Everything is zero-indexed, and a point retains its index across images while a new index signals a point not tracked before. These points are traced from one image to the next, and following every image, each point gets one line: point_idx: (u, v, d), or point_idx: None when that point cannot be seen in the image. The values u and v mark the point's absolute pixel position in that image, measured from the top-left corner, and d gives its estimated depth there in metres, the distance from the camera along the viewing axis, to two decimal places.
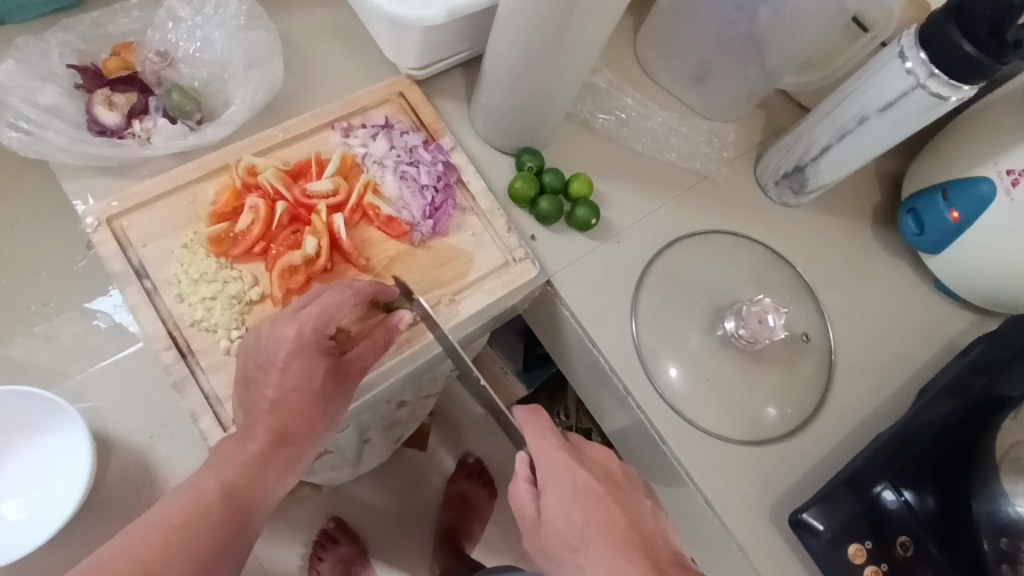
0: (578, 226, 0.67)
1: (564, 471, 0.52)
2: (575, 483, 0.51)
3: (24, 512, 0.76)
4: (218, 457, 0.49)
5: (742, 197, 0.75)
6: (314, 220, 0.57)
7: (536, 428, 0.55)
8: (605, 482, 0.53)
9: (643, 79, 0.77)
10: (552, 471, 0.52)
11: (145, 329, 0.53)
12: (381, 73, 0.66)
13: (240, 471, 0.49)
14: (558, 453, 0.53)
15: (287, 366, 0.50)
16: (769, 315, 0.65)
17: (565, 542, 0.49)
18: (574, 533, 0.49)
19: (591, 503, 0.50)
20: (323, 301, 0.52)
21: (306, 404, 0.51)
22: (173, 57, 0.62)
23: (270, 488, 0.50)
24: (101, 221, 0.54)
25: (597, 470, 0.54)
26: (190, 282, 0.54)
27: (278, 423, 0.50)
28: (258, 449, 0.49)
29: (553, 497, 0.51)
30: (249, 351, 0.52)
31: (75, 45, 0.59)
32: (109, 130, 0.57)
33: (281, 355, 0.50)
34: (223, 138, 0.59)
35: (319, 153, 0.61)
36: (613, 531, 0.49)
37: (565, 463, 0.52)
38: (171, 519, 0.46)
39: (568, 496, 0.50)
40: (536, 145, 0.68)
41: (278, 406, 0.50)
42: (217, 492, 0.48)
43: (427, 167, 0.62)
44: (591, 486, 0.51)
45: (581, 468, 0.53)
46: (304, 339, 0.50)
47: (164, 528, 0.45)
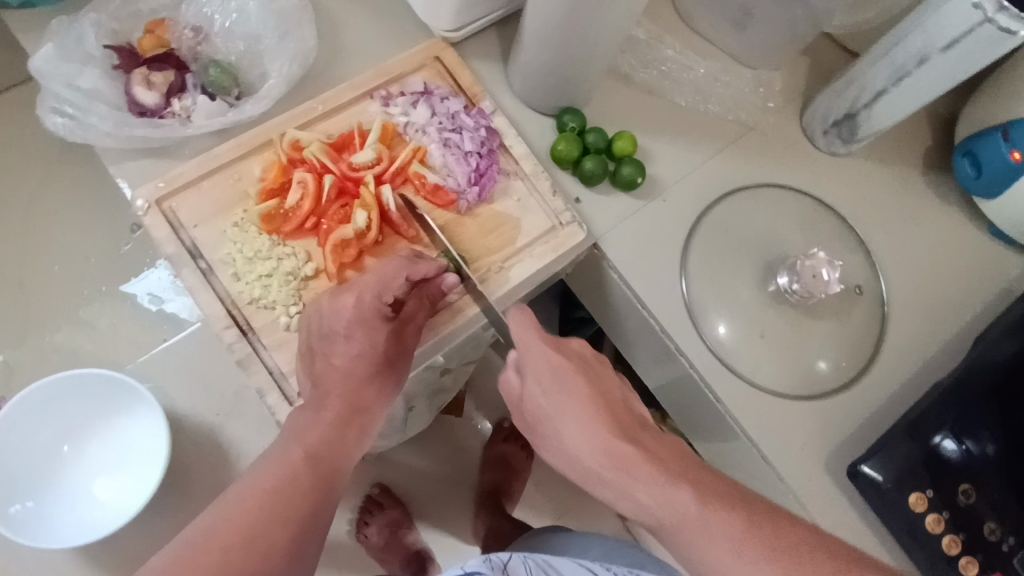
0: (623, 185, 0.65)
1: (542, 356, 0.50)
2: (551, 364, 0.50)
3: (109, 492, 0.79)
4: (297, 427, 0.50)
5: (789, 147, 0.73)
6: (362, 193, 0.56)
7: (522, 322, 0.52)
8: (579, 360, 0.51)
9: (683, 29, 0.74)
10: (532, 356, 0.51)
11: (205, 310, 0.53)
12: (416, 36, 0.64)
13: (321, 437, 0.50)
14: (533, 337, 0.51)
15: (351, 334, 0.52)
16: (824, 269, 0.64)
17: (542, 412, 0.49)
18: (550, 405, 0.49)
19: (563, 378, 0.49)
20: (381, 270, 0.52)
21: (373, 368, 0.53)
22: (207, 32, 0.60)
23: (346, 454, 0.51)
24: (152, 204, 0.54)
25: (572, 350, 0.52)
26: (245, 261, 0.54)
27: (349, 392, 0.52)
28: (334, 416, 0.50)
29: (530, 377, 0.50)
30: (310, 323, 0.52)
31: (109, 26, 0.58)
32: (149, 111, 0.57)
33: (345, 324, 0.52)
34: (263, 112, 0.58)
35: (360, 124, 0.59)
36: (582, 396, 0.48)
37: (542, 346, 0.51)
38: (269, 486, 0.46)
39: (545, 381, 0.49)
40: (576, 104, 0.66)
41: (347, 375, 0.52)
42: (303, 458, 0.48)
43: (470, 133, 0.61)
44: (565, 365, 0.50)
45: (558, 353, 0.51)
46: (365, 307, 0.52)
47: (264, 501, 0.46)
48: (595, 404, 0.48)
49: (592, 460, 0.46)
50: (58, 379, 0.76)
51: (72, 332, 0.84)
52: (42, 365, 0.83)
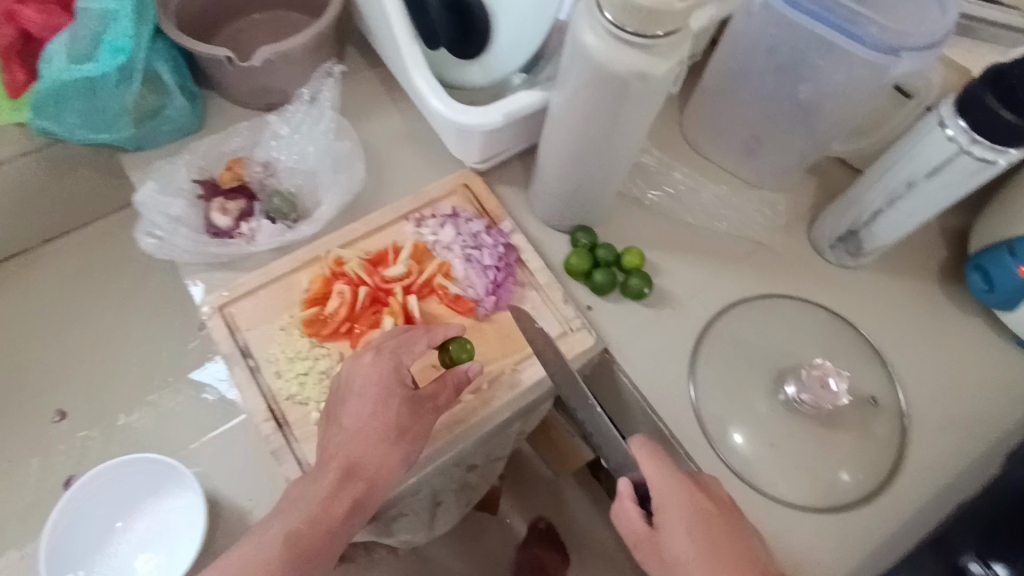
0: (632, 295, 0.70)
1: (681, 493, 0.53)
2: (692, 504, 0.53)
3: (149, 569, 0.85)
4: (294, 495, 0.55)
5: (797, 261, 0.76)
6: (391, 301, 0.64)
7: (646, 453, 0.55)
8: (720, 505, 0.55)
9: (692, 155, 0.81)
10: (666, 492, 0.54)
11: (248, 403, 0.60)
12: (449, 168, 0.74)
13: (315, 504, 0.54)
14: (674, 481, 0.54)
15: (364, 393, 0.57)
16: (832, 379, 0.66)
17: (681, 563, 0.52)
18: (693, 558, 0.51)
19: (710, 529, 0.52)
20: (403, 338, 0.60)
21: (378, 437, 0.55)
22: (275, 167, 0.73)
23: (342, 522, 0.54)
24: (215, 309, 0.63)
25: (714, 493, 0.56)
26: (287, 360, 0.61)
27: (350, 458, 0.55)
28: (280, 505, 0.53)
29: (670, 520, 0.53)
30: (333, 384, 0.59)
31: (198, 164, 0.71)
32: (222, 231, 0.68)
33: (359, 385, 0.57)
34: (316, 233, 0.69)
35: (395, 242, 0.68)
36: (721, 543, 0.52)
37: (682, 485, 0.54)
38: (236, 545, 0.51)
39: (693, 526, 0.52)
40: (589, 223, 0.73)
41: (352, 438, 0.56)
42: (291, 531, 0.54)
43: (490, 249, 0.68)
44: (706, 507, 0.53)
45: (700, 492, 0.54)
46: (383, 370, 0.57)
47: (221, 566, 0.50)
48: (741, 564, 0.51)
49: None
50: (117, 461, 0.85)
51: (139, 418, 0.93)
52: (111, 448, 0.92)
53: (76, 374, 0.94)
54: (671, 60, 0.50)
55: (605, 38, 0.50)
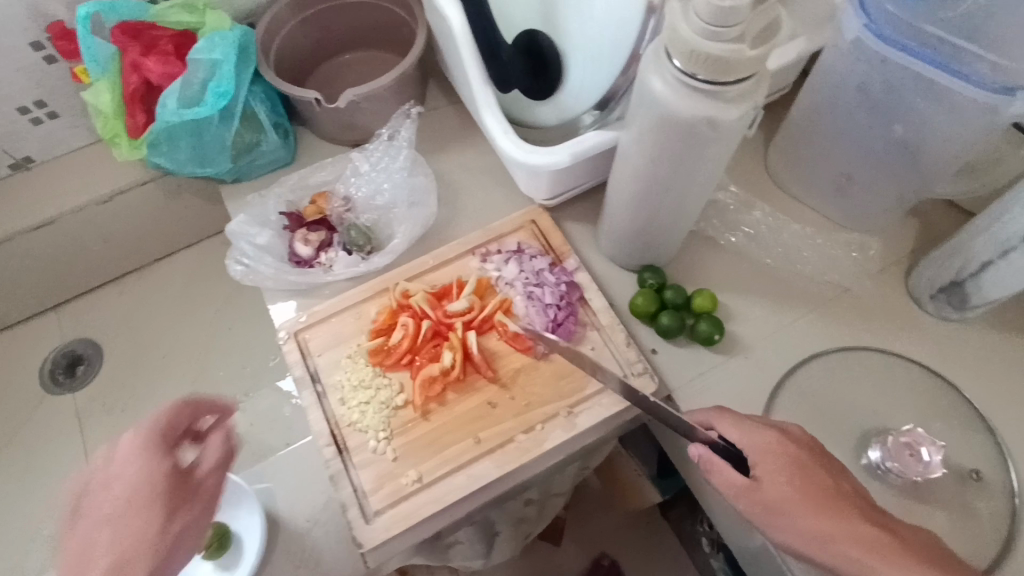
0: (701, 341, 0.67)
1: (769, 445, 0.51)
2: (784, 455, 0.50)
3: None
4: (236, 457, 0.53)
5: (890, 311, 0.70)
6: (451, 336, 0.65)
7: (728, 419, 0.54)
8: (808, 451, 0.51)
9: (775, 192, 0.77)
10: (754, 445, 0.51)
11: (313, 427, 0.63)
12: (518, 204, 0.75)
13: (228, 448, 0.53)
14: (756, 437, 0.52)
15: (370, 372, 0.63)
16: (924, 449, 0.61)
17: (776, 504, 0.48)
18: (787, 498, 0.48)
19: (799, 470, 0.49)
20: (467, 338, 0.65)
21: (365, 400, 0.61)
22: (353, 202, 0.76)
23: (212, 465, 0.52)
24: (290, 334, 0.67)
25: (798, 440, 0.52)
26: (351, 388, 0.64)
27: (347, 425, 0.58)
28: (191, 509, 0.50)
29: (765, 470, 0.50)
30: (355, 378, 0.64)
31: (287, 197, 0.76)
32: (303, 260, 0.72)
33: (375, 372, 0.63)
34: (386, 264, 0.71)
35: (460, 277, 0.70)
36: (814, 480, 0.49)
37: (768, 439, 0.51)
38: (106, 504, 0.48)
39: (788, 469, 0.49)
40: (657, 263, 0.71)
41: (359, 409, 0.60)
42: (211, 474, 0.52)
43: (552, 287, 0.68)
44: (798, 458, 0.50)
45: (787, 441, 0.51)
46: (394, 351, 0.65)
47: (124, 548, 0.46)
48: (838, 505, 0.47)
49: (859, 554, 0.45)
50: None
51: None
52: None
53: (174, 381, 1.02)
54: (743, 106, 0.48)
55: (673, 84, 0.48)
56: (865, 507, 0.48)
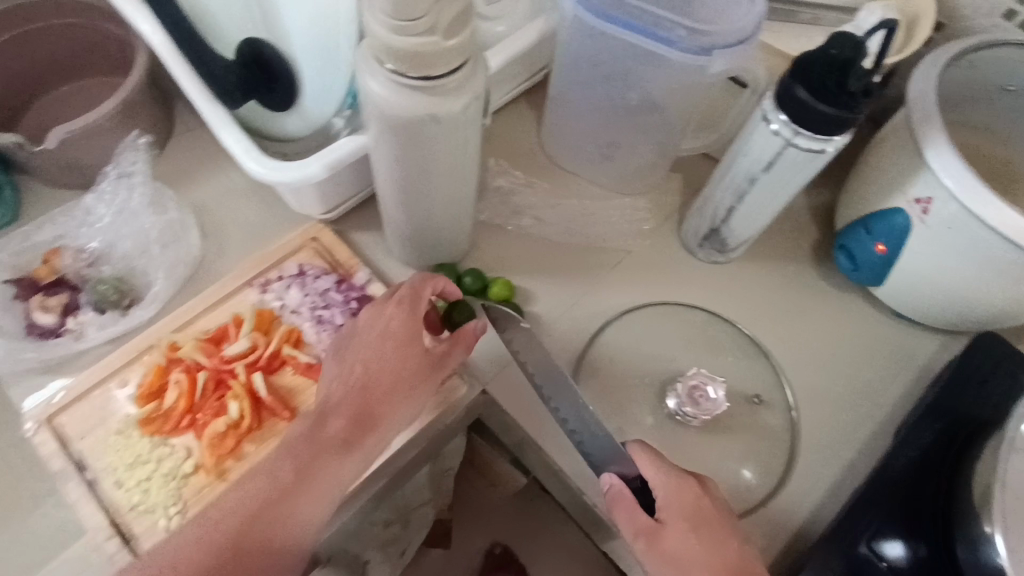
0: (503, 328, 0.68)
1: (684, 493, 0.54)
2: (699, 505, 0.55)
3: None
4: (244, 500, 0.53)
5: (670, 263, 0.75)
6: (234, 384, 0.59)
7: (650, 459, 0.56)
8: (714, 500, 0.56)
9: (553, 168, 0.79)
10: (668, 491, 0.54)
11: (88, 522, 0.55)
12: (292, 222, 0.70)
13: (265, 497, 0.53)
14: (673, 482, 0.55)
15: (323, 410, 0.57)
16: (710, 387, 0.66)
17: (666, 556, 0.53)
18: (686, 548, 0.53)
19: (700, 524, 0.53)
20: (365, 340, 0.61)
21: (332, 443, 0.55)
22: (97, 253, 0.66)
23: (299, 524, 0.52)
24: (41, 423, 0.57)
25: (713, 493, 0.57)
26: (126, 467, 0.56)
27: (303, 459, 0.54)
28: (370, 434, 0.57)
29: (673, 519, 0.53)
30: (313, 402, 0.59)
31: (10, 263, 0.64)
32: (47, 330, 0.62)
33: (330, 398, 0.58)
34: (153, 315, 0.64)
35: (237, 314, 0.63)
36: (714, 528, 0.54)
37: (690, 487, 0.55)
38: (298, 428, 0.57)
39: (695, 524, 0.53)
40: (449, 259, 0.70)
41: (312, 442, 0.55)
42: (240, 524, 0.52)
43: (340, 307, 0.64)
44: (706, 509, 0.54)
45: (706, 494, 0.55)
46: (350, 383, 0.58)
47: (333, 461, 0.55)
48: (725, 553, 0.53)
49: None
50: None
51: None
52: None
53: None
54: (464, 96, 0.48)
55: (388, 84, 0.47)
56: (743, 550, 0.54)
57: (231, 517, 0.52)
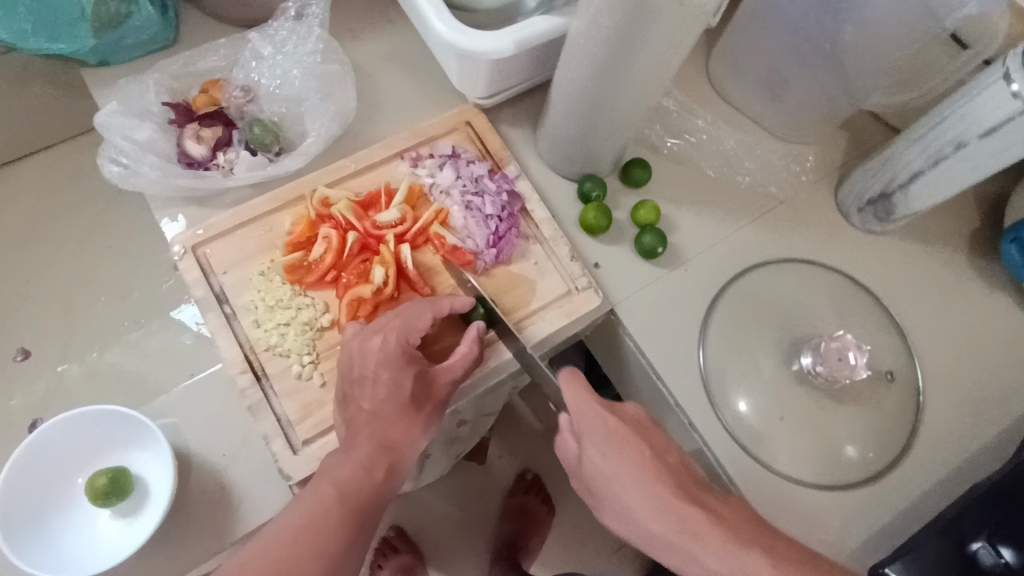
0: (643, 253, 0.65)
1: (597, 421, 0.50)
2: (608, 428, 0.50)
3: (127, 505, 0.73)
4: (327, 467, 0.50)
5: (820, 222, 0.71)
6: (382, 249, 0.59)
7: (572, 387, 0.52)
8: (634, 424, 0.51)
9: (717, 100, 0.75)
10: (585, 419, 0.51)
11: (223, 353, 0.55)
12: (450, 103, 0.67)
13: (351, 474, 0.50)
14: (588, 409, 0.51)
15: (378, 377, 0.51)
16: (851, 352, 0.63)
17: (599, 472, 0.49)
18: (611, 471, 0.48)
19: (621, 441, 0.49)
20: (404, 314, 0.54)
21: (400, 413, 0.51)
22: (255, 93, 0.65)
23: (381, 489, 0.51)
24: (187, 249, 0.58)
25: (628, 415, 0.52)
26: (267, 309, 0.57)
27: (378, 433, 0.51)
28: (432, 408, 0.53)
29: (591, 446, 0.50)
30: (343, 369, 0.53)
31: (169, 85, 0.64)
32: (196, 162, 0.61)
33: (371, 367, 0.52)
34: (299, 168, 0.62)
35: (388, 184, 0.62)
36: (645, 464, 0.47)
37: (597, 413, 0.51)
38: (364, 405, 0.52)
39: (599, 442, 0.49)
40: (599, 172, 0.67)
41: (375, 417, 0.51)
42: (334, 497, 0.49)
43: (492, 197, 0.63)
44: (623, 429, 0.50)
45: (613, 415, 0.51)
46: (390, 350, 0.52)
47: (405, 438, 0.52)
48: (655, 470, 0.47)
49: (672, 538, 0.44)
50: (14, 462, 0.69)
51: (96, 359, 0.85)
52: (73, 389, 0.84)
53: (42, 309, 0.87)
54: None
55: None
56: (685, 482, 0.47)
57: (324, 514, 0.48)
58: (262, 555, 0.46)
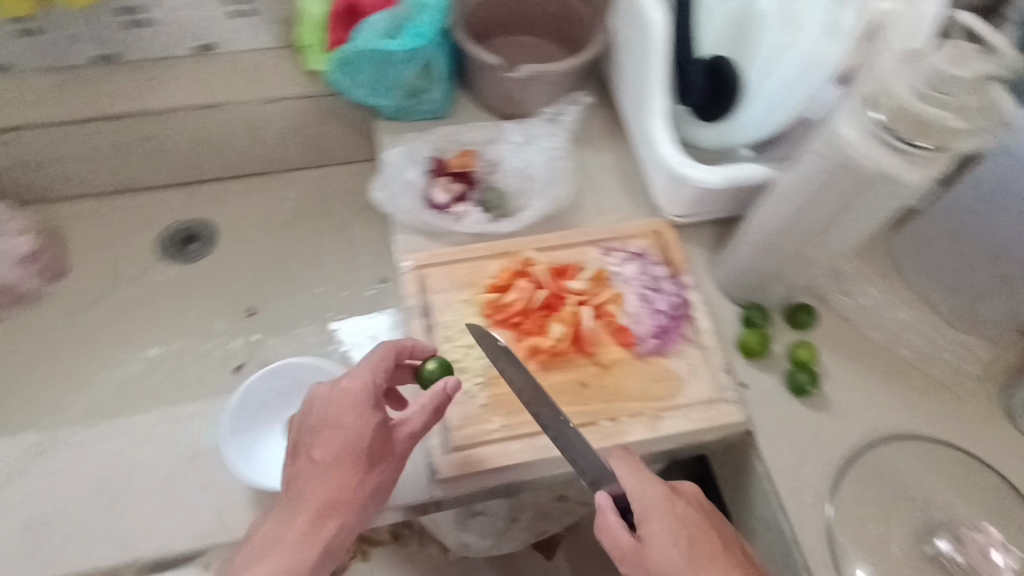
0: (793, 388, 0.69)
1: (664, 501, 0.53)
2: (677, 513, 0.53)
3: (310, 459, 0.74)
4: (301, 495, 0.57)
5: (983, 418, 0.70)
6: (563, 309, 0.69)
7: (626, 466, 0.55)
8: (694, 507, 0.55)
9: (893, 274, 0.78)
10: (637, 491, 0.54)
11: (416, 353, 0.68)
12: (647, 213, 0.78)
13: (315, 507, 0.56)
14: (654, 488, 0.54)
15: (341, 423, 0.57)
16: (994, 550, 0.62)
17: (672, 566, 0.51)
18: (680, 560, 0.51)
19: (694, 533, 0.53)
20: (374, 360, 0.60)
21: (348, 462, 0.57)
22: (496, 167, 0.81)
23: (345, 528, 0.57)
24: (413, 267, 0.72)
25: (683, 495, 0.56)
26: (460, 329, 0.69)
27: (336, 489, 0.56)
28: (380, 465, 0.58)
29: (657, 528, 0.52)
30: (303, 417, 0.59)
31: (437, 145, 0.81)
32: (438, 205, 0.77)
33: (342, 422, 0.57)
34: (513, 231, 0.75)
35: (580, 262, 0.73)
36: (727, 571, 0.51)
37: (664, 494, 0.54)
38: (315, 456, 0.57)
39: (672, 528, 0.52)
40: (766, 305, 0.73)
41: (324, 474, 0.57)
42: (300, 531, 0.56)
43: (666, 296, 0.71)
44: (689, 517, 0.54)
45: (677, 499, 0.54)
46: (355, 395, 0.58)
47: (349, 490, 0.57)
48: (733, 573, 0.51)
49: None
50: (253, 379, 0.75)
51: None
52: None
53: None
54: (924, 173, 0.52)
55: (864, 134, 0.53)
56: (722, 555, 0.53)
57: (303, 544, 0.56)
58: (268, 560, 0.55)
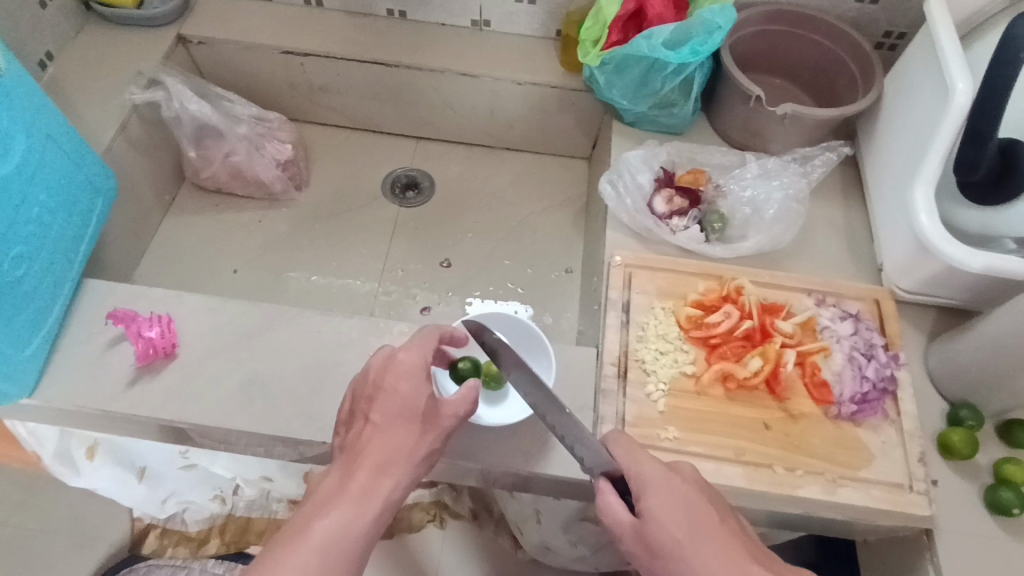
0: (992, 504, 0.63)
1: (662, 478, 0.52)
2: (681, 492, 0.51)
3: None
4: (350, 462, 0.55)
5: None
6: (767, 346, 0.68)
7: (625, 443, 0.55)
8: (698, 489, 0.53)
9: None
10: (643, 470, 0.53)
11: (607, 343, 0.70)
12: (866, 280, 0.76)
13: (368, 467, 0.54)
14: (657, 465, 0.53)
15: (397, 387, 0.57)
16: None
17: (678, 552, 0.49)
18: (684, 532, 0.49)
19: (692, 509, 0.51)
20: (422, 342, 0.60)
21: (404, 423, 0.56)
22: (722, 194, 0.82)
23: (399, 491, 0.54)
24: (621, 263, 0.74)
25: (687, 476, 0.54)
26: (655, 334, 0.70)
27: (389, 446, 0.55)
28: (431, 431, 0.56)
29: (653, 503, 0.51)
30: (358, 384, 0.60)
31: (671, 158, 0.84)
32: (657, 213, 0.79)
33: (395, 387, 0.57)
34: (722, 258, 0.77)
35: (791, 305, 0.72)
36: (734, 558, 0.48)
37: (663, 473, 0.52)
38: (371, 418, 0.56)
39: (675, 505, 0.50)
40: (979, 409, 0.68)
41: (380, 430, 0.56)
42: (354, 494, 0.52)
43: (877, 365, 0.68)
44: (691, 494, 0.52)
45: (679, 477, 0.53)
46: (411, 364, 0.58)
47: (404, 449, 0.55)
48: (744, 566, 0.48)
49: None
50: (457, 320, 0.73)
51: None
52: None
53: None
54: None
55: None
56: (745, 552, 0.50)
57: (352, 509, 0.51)
58: (306, 525, 0.50)
